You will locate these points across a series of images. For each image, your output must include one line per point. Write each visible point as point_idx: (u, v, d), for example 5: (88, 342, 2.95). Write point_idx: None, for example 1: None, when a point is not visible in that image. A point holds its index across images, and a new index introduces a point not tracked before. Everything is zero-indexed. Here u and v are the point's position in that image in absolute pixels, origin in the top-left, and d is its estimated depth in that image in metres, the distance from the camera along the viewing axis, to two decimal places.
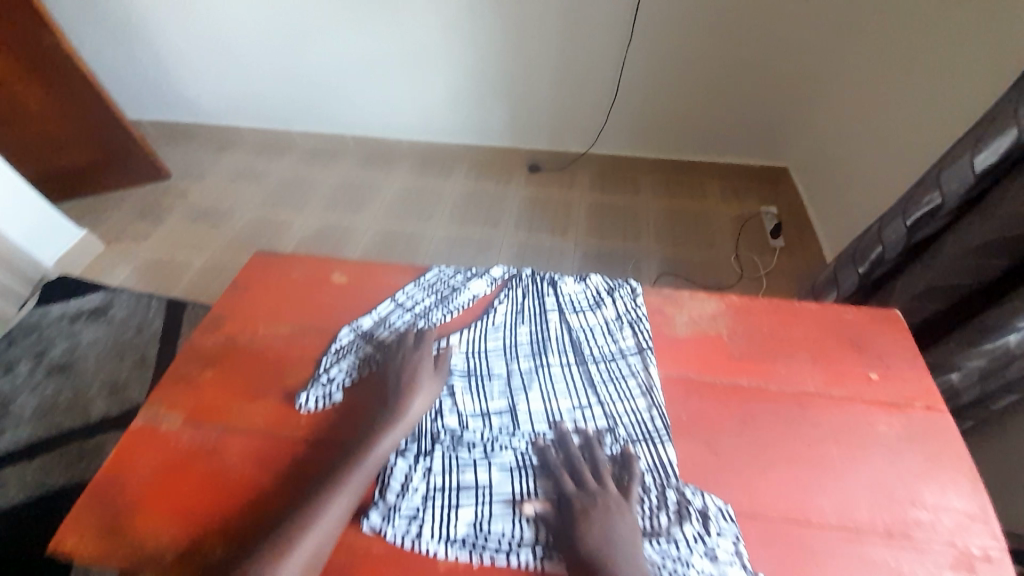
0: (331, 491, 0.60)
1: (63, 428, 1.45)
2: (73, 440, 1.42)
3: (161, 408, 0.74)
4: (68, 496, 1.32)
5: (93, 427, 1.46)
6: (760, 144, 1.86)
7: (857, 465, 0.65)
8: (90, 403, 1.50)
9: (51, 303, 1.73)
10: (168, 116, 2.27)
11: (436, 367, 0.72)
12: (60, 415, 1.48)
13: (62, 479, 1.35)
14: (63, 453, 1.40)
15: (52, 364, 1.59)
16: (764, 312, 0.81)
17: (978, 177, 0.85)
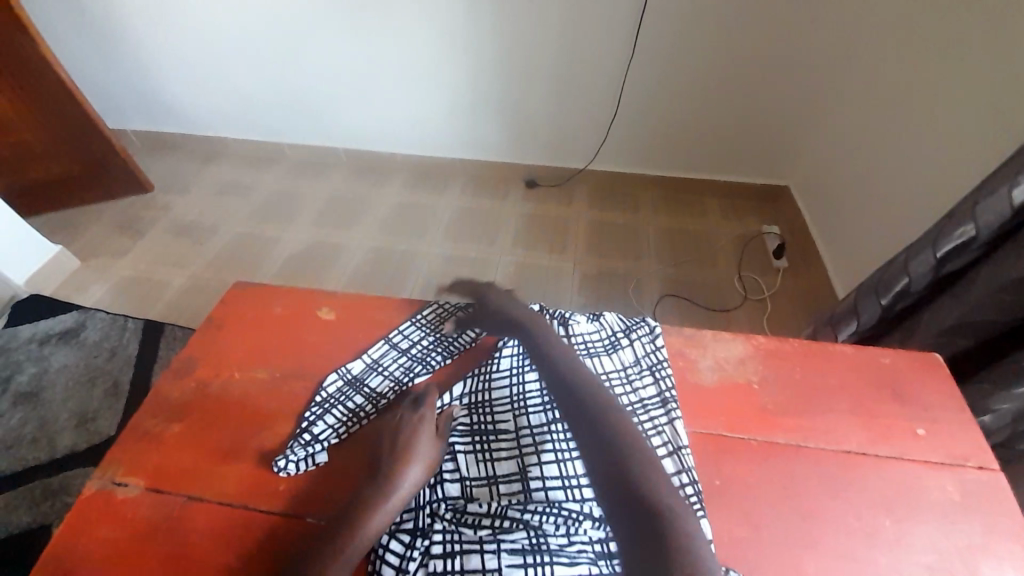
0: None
1: (25, 464, 1.34)
2: (35, 478, 1.31)
3: (119, 471, 0.64)
4: (26, 541, 1.20)
5: (58, 462, 1.35)
6: (764, 162, 1.82)
7: (913, 539, 0.57)
8: (55, 436, 1.39)
9: (20, 324, 1.63)
10: (153, 127, 2.19)
11: (437, 430, 0.63)
12: (23, 449, 1.37)
13: (20, 522, 1.23)
14: (24, 493, 1.29)
15: (17, 392, 1.48)
16: (795, 355, 0.74)
17: (1017, 210, 0.79)
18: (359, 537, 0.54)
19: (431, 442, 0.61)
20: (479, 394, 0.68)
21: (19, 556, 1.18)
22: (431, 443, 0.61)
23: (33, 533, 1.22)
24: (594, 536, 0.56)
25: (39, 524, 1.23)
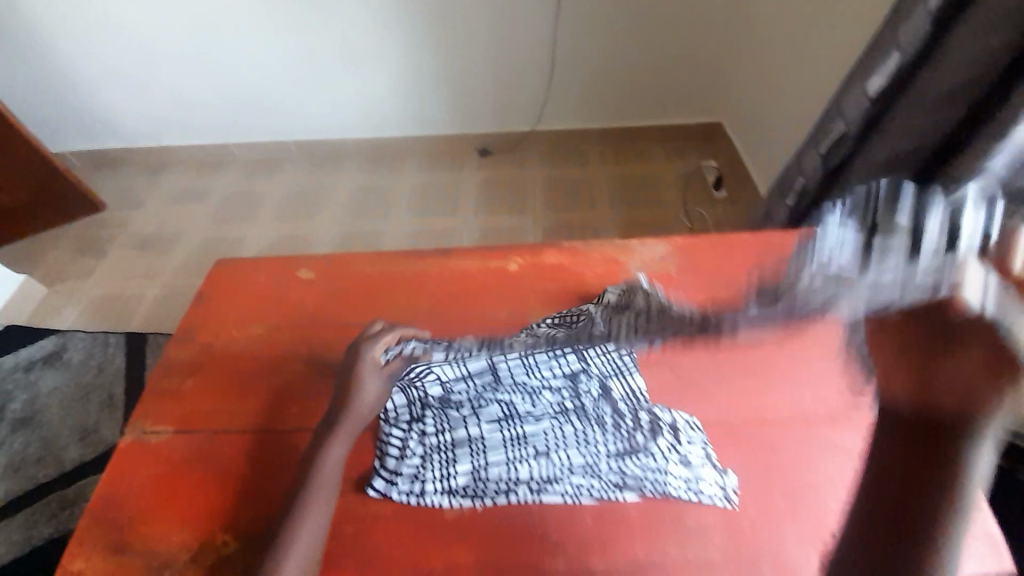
0: (310, 505, 0.59)
1: (37, 482, 1.38)
2: (50, 492, 1.36)
3: (147, 424, 0.75)
4: (55, 548, 1.27)
5: (70, 476, 1.39)
6: (693, 101, 1.97)
7: (805, 365, 0.72)
8: (62, 452, 1.43)
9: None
10: (94, 146, 2.16)
11: (379, 367, 0.70)
12: (31, 470, 1.41)
13: (42, 535, 1.28)
14: (43, 508, 1.33)
15: (13, 419, 1.51)
16: (704, 247, 0.89)
17: (873, 100, 0.95)
18: (330, 463, 0.63)
19: (376, 376, 0.70)
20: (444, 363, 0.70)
21: (49, 563, 1.24)
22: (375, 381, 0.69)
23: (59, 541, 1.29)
24: (553, 400, 0.69)
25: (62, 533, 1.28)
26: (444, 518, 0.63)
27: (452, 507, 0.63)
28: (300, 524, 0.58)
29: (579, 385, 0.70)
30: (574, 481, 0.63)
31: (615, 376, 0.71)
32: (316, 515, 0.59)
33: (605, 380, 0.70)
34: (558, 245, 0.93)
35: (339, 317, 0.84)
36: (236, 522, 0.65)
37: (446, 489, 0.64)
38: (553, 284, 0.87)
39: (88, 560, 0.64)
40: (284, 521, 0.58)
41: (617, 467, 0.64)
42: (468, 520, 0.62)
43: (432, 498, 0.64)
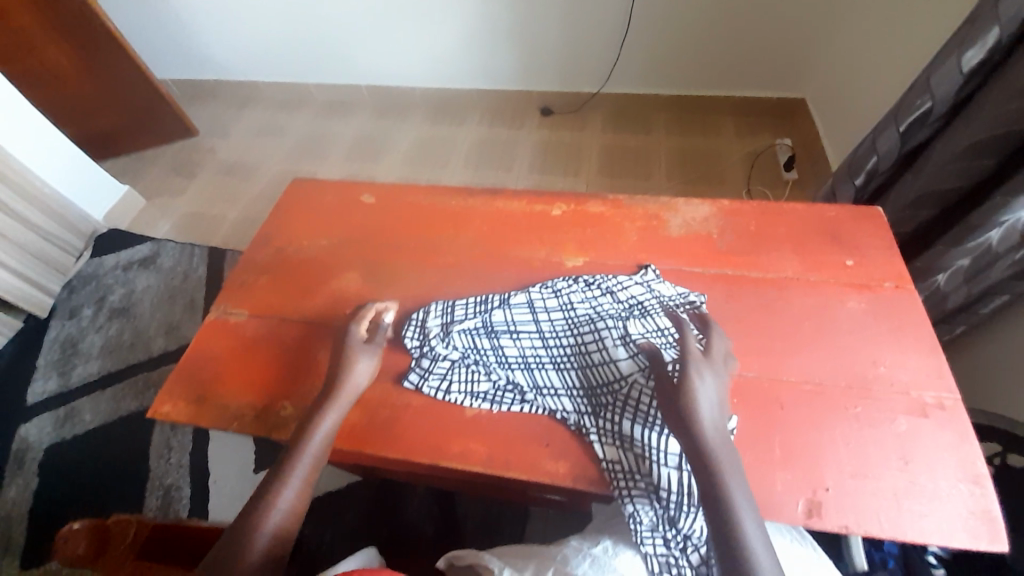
0: (297, 462, 0.63)
1: (130, 363, 1.62)
2: (140, 372, 1.60)
3: (229, 306, 0.88)
4: (140, 419, 1.50)
5: (155, 361, 1.62)
6: (776, 73, 1.84)
7: (830, 336, 0.72)
8: (150, 341, 1.66)
9: (104, 255, 1.88)
10: (192, 76, 2.37)
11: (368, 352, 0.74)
12: (126, 351, 1.65)
13: (132, 405, 1.52)
14: (132, 384, 1.57)
15: (113, 308, 1.76)
16: (753, 213, 0.88)
17: (968, 76, 0.87)
18: (320, 430, 0.67)
19: (369, 358, 0.73)
20: (493, 355, 0.74)
21: (135, 429, 1.48)
22: (366, 361, 0.72)
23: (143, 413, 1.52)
24: (573, 333, 0.74)
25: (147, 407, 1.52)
26: (463, 414, 0.71)
27: (471, 407, 0.72)
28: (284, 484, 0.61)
29: (602, 322, 0.74)
30: (577, 401, 0.69)
31: (637, 317, 0.74)
32: (296, 484, 0.62)
33: (627, 319, 0.74)
34: (603, 196, 0.95)
35: (391, 241, 0.92)
36: (292, 393, 0.76)
37: (469, 392, 0.72)
38: (593, 231, 0.90)
39: (174, 404, 0.77)
40: (271, 479, 0.62)
41: (623, 400, 0.67)
42: (485, 421, 0.70)
43: (455, 396, 0.72)
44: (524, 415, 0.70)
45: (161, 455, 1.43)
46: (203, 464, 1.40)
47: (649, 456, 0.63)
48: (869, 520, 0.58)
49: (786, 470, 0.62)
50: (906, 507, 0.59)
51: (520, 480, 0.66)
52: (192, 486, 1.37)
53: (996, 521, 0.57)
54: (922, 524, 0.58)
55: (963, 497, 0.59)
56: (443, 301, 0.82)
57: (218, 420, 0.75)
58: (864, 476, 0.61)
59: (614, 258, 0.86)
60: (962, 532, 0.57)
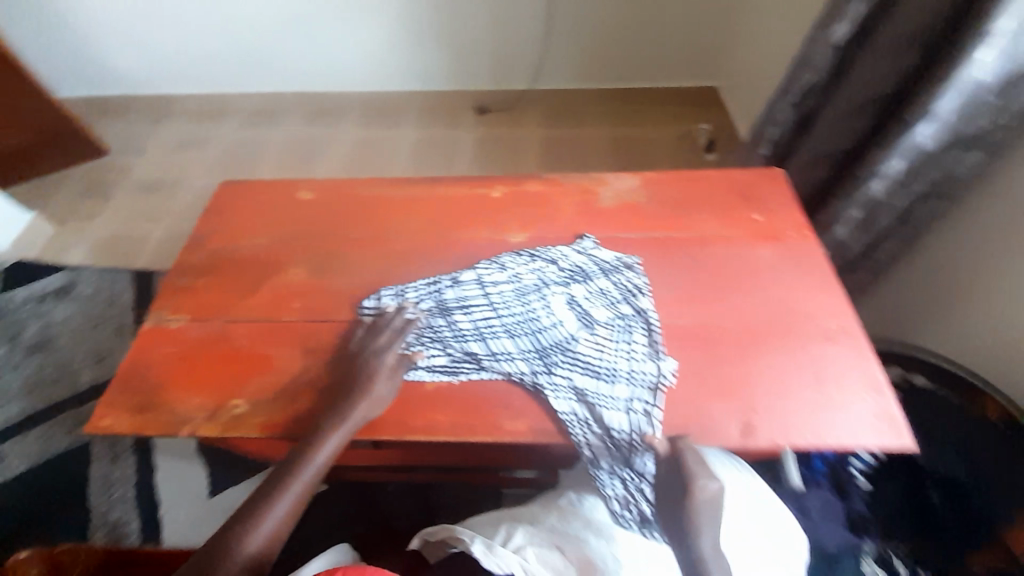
0: (288, 487, 0.65)
1: (54, 401, 1.48)
2: (68, 409, 1.46)
3: (167, 311, 0.84)
4: (73, 459, 1.38)
5: (84, 396, 1.49)
6: (689, 63, 1.99)
7: (748, 281, 0.81)
8: (77, 374, 1.53)
9: (12, 289, 1.71)
10: (96, 91, 2.19)
11: (392, 368, 0.73)
12: (49, 388, 1.51)
13: (62, 445, 1.40)
14: (61, 422, 1.44)
15: (28, 344, 1.60)
16: (675, 180, 0.97)
17: (840, 47, 1.01)
18: (320, 456, 0.67)
19: (387, 381, 0.72)
20: (448, 329, 0.77)
21: (67, 471, 1.36)
22: (385, 385, 0.72)
23: (76, 452, 1.39)
24: (523, 302, 0.78)
25: (80, 444, 1.40)
26: (425, 387, 0.73)
27: (431, 380, 0.74)
28: (274, 501, 0.63)
29: (548, 289, 0.79)
30: (531, 361, 0.73)
31: (579, 282, 0.80)
32: (282, 508, 0.63)
33: (570, 285, 0.79)
34: (539, 176, 1.00)
35: (335, 233, 0.92)
36: (245, 390, 0.75)
37: (429, 366, 0.74)
38: (533, 208, 0.94)
39: (117, 416, 0.74)
40: (257, 502, 0.63)
41: (574, 358, 0.72)
42: (444, 392, 0.73)
43: (416, 371, 0.74)
44: (482, 381, 0.73)
45: (102, 490, 1.32)
46: (150, 496, 1.31)
47: (600, 403, 0.69)
48: (794, 433, 0.66)
49: (720, 399, 0.69)
50: (822, 417, 0.67)
51: (482, 441, 0.69)
52: (140, 518, 1.28)
53: (896, 419, 0.66)
54: (838, 430, 0.66)
55: (868, 403, 0.68)
56: (394, 285, 0.83)
57: (167, 427, 0.73)
58: (786, 396, 0.69)
59: (555, 230, 0.91)
60: (870, 433, 0.65)
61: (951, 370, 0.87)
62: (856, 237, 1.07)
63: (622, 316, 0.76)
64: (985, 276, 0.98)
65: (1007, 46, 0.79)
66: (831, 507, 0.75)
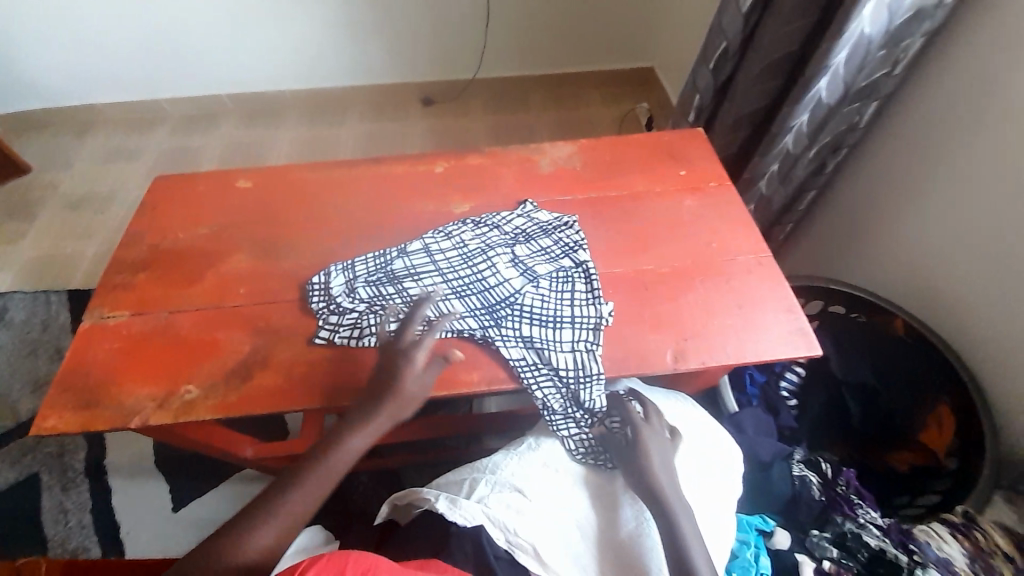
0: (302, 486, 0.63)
1: None
2: (8, 441, 1.37)
3: (105, 310, 0.82)
4: (19, 491, 1.30)
5: (25, 426, 1.41)
6: (622, 44, 2.07)
7: (677, 229, 0.87)
8: (16, 404, 1.43)
9: None
10: (6, 106, 2.03)
11: (425, 363, 0.71)
12: None
13: (6, 478, 1.32)
14: (4, 455, 1.35)
15: None
16: (607, 145, 1.02)
17: (747, 13, 1.09)
18: (344, 454, 0.66)
19: (418, 376, 0.69)
20: (398, 296, 0.79)
21: (15, 503, 1.28)
22: (413, 381, 0.69)
23: (22, 484, 1.31)
24: (469, 265, 0.81)
25: (28, 475, 1.32)
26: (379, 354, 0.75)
27: None
28: (282, 504, 0.61)
29: (493, 251, 0.83)
30: (480, 318, 0.76)
31: (522, 242, 0.84)
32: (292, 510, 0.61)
33: (514, 246, 0.84)
34: (479, 150, 1.03)
35: (278, 219, 0.92)
36: (195, 376, 0.75)
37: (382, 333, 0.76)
38: (476, 181, 0.97)
39: (60, 417, 0.72)
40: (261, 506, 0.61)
41: (521, 311, 0.77)
42: None
43: (369, 340, 0.76)
44: (436, 342, 0.76)
45: (57, 520, 1.26)
46: (110, 518, 1.26)
47: (547, 348, 0.74)
48: (719, 354, 0.73)
49: (654, 333, 0.76)
50: (745, 339, 0.75)
51: (438, 395, 0.73)
52: (103, 544, 1.23)
53: (807, 334, 0.75)
54: (759, 349, 0.74)
55: (783, 323, 0.76)
56: (341, 262, 0.84)
57: (115, 421, 0.71)
58: (712, 324, 0.76)
59: (496, 199, 0.94)
60: (786, 347, 0.74)
61: (863, 297, 0.97)
62: (776, 189, 1.16)
63: (563, 268, 0.81)
64: (886, 215, 1.10)
65: (886, 1, 0.87)
66: (762, 423, 0.88)
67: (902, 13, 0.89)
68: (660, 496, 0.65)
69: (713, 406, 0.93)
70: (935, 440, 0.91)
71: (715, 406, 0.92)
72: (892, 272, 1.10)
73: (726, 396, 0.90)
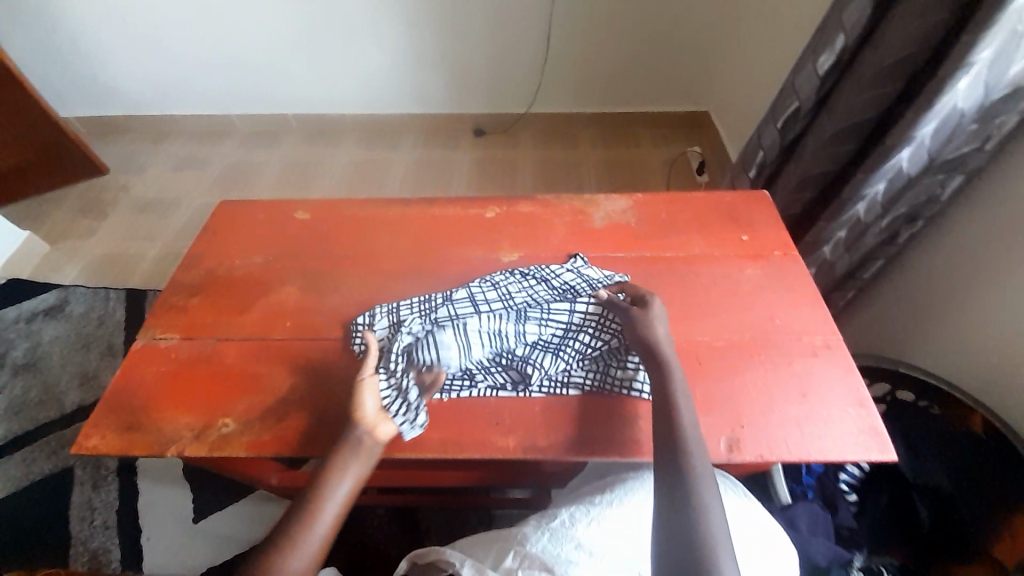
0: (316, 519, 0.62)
1: (37, 423, 1.45)
2: (51, 432, 1.43)
3: (158, 331, 0.84)
4: (54, 482, 1.34)
5: (69, 417, 1.46)
6: (679, 90, 2.05)
7: (737, 302, 0.82)
8: (62, 395, 1.50)
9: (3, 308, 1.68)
10: (98, 111, 2.22)
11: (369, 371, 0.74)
12: (33, 409, 1.48)
13: (43, 469, 1.36)
14: (43, 445, 1.41)
15: (15, 365, 1.56)
16: (664, 202, 0.99)
17: (823, 76, 1.06)
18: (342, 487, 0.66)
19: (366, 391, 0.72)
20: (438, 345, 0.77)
21: (48, 496, 1.32)
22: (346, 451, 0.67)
23: (58, 476, 1.36)
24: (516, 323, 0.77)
25: (63, 469, 1.36)
26: None
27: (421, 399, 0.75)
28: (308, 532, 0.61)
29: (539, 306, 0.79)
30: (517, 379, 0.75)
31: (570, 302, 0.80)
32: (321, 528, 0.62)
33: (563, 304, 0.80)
34: (532, 197, 1.02)
35: (329, 254, 0.93)
36: (234, 411, 0.75)
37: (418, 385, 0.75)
38: (527, 228, 0.96)
39: (100, 438, 0.73)
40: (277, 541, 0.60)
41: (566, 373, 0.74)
42: (435, 410, 0.74)
43: None
44: (472, 399, 0.75)
45: (82, 517, 1.29)
46: (133, 521, 1.27)
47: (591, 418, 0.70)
48: (779, 447, 0.67)
49: (706, 415, 0.70)
50: (808, 433, 0.68)
51: (471, 457, 0.70)
52: (121, 548, 1.24)
53: (881, 434, 0.68)
54: (823, 445, 0.67)
55: (854, 419, 0.69)
56: (387, 304, 0.84)
57: (152, 448, 0.72)
58: (771, 412, 0.70)
59: (545, 251, 0.92)
60: (855, 447, 0.67)
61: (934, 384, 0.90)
62: (840, 257, 1.09)
63: (609, 323, 0.77)
64: (963, 298, 1.00)
65: (983, 76, 0.80)
66: (817, 521, 0.80)
67: (999, 89, 0.82)
68: (681, 462, 0.59)
69: (761, 492, 0.87)
70: (1009, 554, 0.79)
71: (763, 489, 0.86)
72: (972, 362, 0.99)
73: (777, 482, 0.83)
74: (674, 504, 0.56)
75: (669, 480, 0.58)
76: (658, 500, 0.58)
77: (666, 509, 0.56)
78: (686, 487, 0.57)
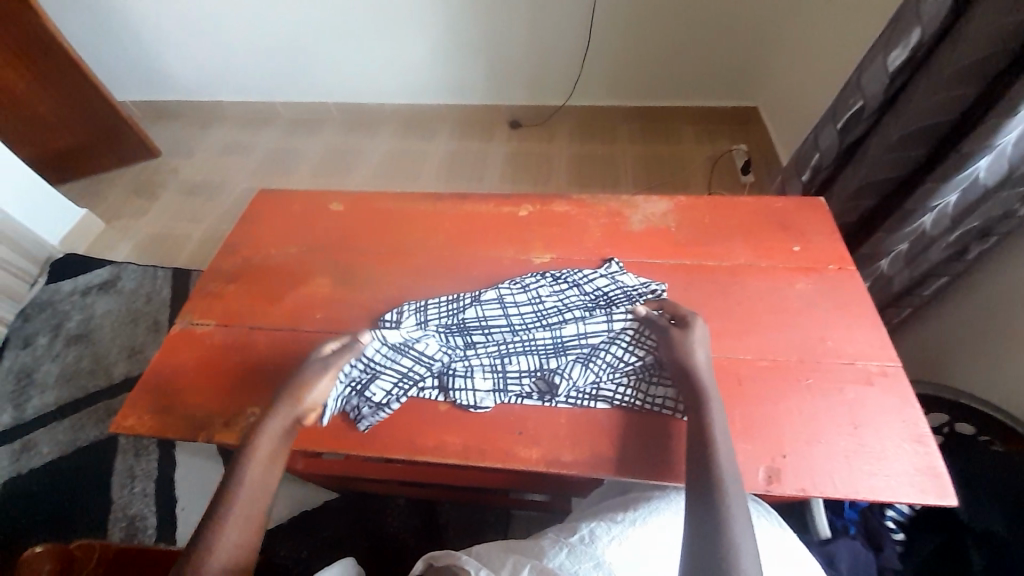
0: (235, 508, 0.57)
1: (88, 391, 1.54)
2: (100, 400, 1.52)
3: (195, 316, 0.86)
4: (101, 449, 1.43)
5: (116, 388, 1.55)
6: (727, 84, 1.94)
7: (783, 319, 0.77)
8: (111, 367, 1.58)
9: (60, 281, 1.78)
10: (153, 96, 2.31)
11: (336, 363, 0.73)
12: (85, 378, 1.57)
13: (91, 436, 1.45)
14: (91, 413, 1.50)
15: (69, 335, 1.66)
16: (708, 207, 0.93)
17: (893, 74, 0.96)
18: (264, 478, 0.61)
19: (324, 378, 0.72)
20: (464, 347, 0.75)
21: (95, 461, 1.40)
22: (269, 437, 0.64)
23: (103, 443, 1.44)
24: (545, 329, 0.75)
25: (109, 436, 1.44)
26: (438, 409, 0.74)
27: (445, 401, 0.74)
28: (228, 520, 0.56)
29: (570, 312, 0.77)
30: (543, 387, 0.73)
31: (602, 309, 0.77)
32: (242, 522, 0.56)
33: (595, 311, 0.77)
34: (567, 196, 0.98)
35: (359, 247, 0.93)
36: (262, 400, 0.76)
37: (443, 387, 0.75)
38: (561, 229, 0.93)
39: (138, 418, 0.76)
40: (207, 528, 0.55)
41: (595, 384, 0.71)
42: (459, 413, 0.73)
43: (429, 392, 0.75)
44: (497, 405, 0.73)
45: (124, 484, 1.36)
46: (169, 490, 1.34)
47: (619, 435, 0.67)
48: (823, 481, 0.63)
49: (744, 440, 0.66)
50: (856, 468, 0.63)
51: (493, 465, 0.69)
52: (158, 516, 1.31)
53: (941, 476, 0.62)
54: (872, 482, 0.62)
55: (910, 456, 0.64)
56: (415, 302, 0.83)
57: (184, 432, 0.74)
58: (816, 441, 0.65)
59: (579, 254, 0.89)
60: (911, 487, 0.62)
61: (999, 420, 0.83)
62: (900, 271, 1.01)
63: (647, 337, 0.73)
64: None
65: None
66: (859, 559, 0.75)
67: None
68: (714, 486, 0.56)
69: (799, 523, 0.82)
70: None
71: (801, 520, 0.81)
72: None
73: (816, 517, 0.76)
74: (704, 535, 0.51)
75: (701, 503, 0.54)
76: (687, 527, 0.53)
77: (696, 539, 0.51)
78: (718, 517, 0.53)
